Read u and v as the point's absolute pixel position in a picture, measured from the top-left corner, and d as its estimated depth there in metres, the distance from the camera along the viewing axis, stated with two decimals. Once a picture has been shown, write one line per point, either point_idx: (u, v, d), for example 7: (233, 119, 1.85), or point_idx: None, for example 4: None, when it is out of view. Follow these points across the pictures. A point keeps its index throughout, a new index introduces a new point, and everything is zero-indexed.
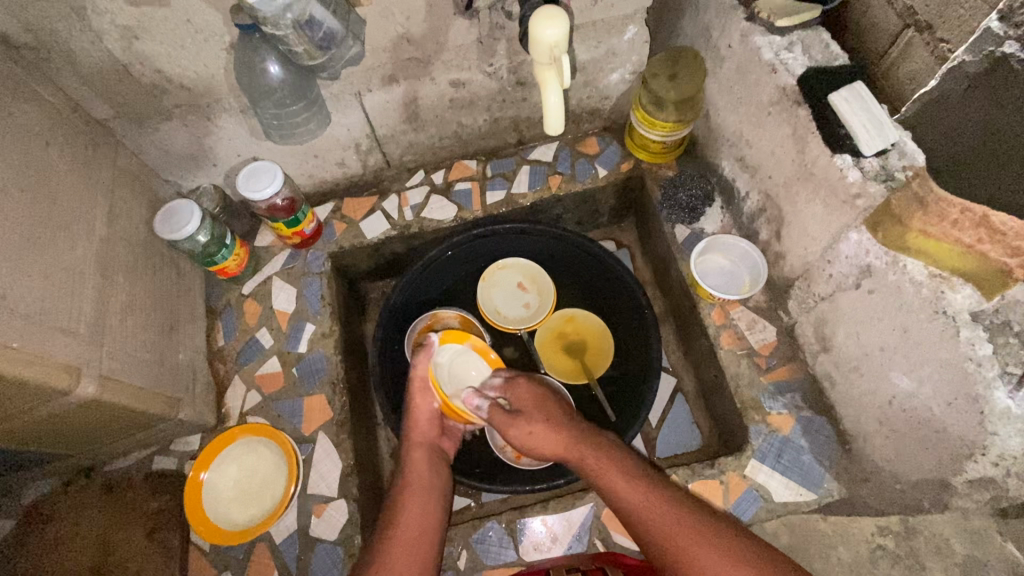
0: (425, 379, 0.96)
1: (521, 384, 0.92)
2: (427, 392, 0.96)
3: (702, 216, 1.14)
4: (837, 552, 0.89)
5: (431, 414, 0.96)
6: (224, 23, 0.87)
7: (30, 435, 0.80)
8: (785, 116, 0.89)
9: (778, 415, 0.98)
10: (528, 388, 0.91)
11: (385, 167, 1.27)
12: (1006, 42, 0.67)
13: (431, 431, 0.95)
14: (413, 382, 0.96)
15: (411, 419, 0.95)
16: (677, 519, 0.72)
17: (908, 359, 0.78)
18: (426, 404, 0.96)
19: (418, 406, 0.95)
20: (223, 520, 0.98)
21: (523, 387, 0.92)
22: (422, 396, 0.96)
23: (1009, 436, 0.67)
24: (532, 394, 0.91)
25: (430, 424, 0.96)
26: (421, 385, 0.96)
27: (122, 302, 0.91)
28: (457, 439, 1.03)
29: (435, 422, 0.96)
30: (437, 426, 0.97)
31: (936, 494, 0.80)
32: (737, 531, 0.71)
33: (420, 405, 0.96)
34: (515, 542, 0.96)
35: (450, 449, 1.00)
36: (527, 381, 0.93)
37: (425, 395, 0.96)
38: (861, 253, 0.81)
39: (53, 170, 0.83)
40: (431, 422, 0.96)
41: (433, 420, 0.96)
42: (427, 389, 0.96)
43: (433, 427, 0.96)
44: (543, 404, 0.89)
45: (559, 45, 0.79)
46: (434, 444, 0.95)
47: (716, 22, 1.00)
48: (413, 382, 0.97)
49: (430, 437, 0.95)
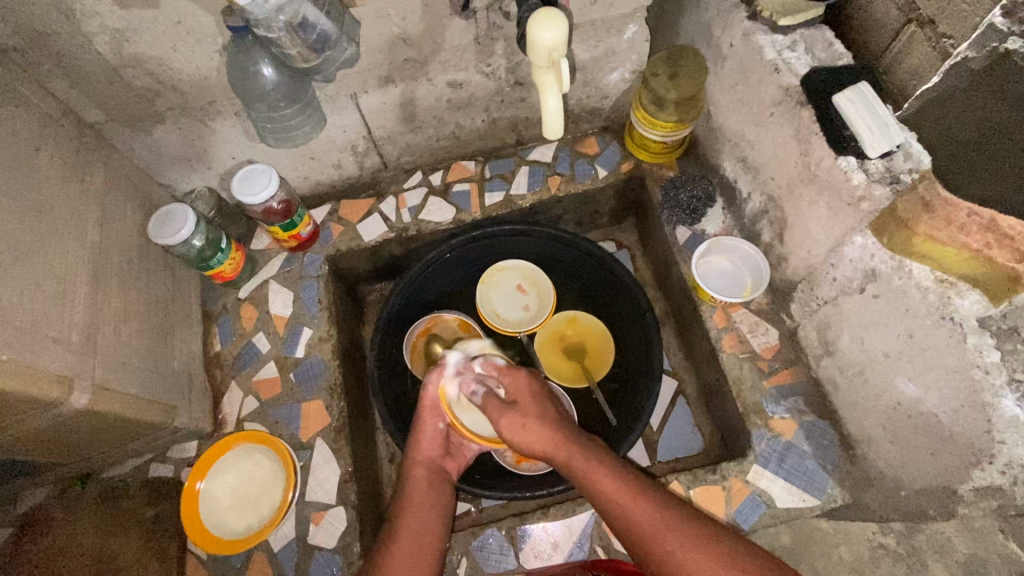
0: (437, 400, 0.95)
1: (517, 378, 0.88)
2: (437, 413, 0.95)
3: (704, 217, 1.13)
4: (838, 551, 0.87)
5: (437, 433, 0.96)
6: (217, 25, 0.86)
7: (21, 445, 0.78)
8: (788, 117, 0.87)
9: (780, 420, 0.97)
10: (525, 382, 0.87)
11: (382, 168, 1.25)
12: (1010, 38, 0.63)
13: (435, 450, 0.94)
14: (422, 403, 0.96)
15: (415, 439, 0.94)
16: (672, 526, 0.70)
17: (914, 365, 0.76)
18: (433, 424, 0.95)
19: (425, 425, 0.95)
20: (222, 530, 0.97)
21: (520, 381, 0.88)
22: (429, 416, 0.95)
23: (1017, 445, 0.66)
24: (530, 389, 0.86)
25: (434, 442, 0.95)
26: (431, 406, 0.95)
27: (116, 309, 0.90)
28: (464, 461, 1.00)
29: (439, 442, 0.95)
30: (441, 446, 0.96)
31: (942, 502, 0.79)
32: (725, 534, 0.69)
33: (426, 425, 0.95)
34: (516, 549, 0.95)
35: (455, 470, 0.98)
36: (526, 374, 0.89)
37: (434, 415, 0.95)
38: (865, 257, 0.80)
39: (44, 176, 0.82)
40: (435, 440, 0.95)
41: (438, 438, 0.95)
42: (436, 410, 0.95)
43: (437, 447, 0.95)
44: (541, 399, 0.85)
45: (557, 48, 0.78)
46: (437, 463, 0.94)
47: (718, 20, 0.98)
48: (423, 403, 0.96)
49: (433, 457, 0.93)
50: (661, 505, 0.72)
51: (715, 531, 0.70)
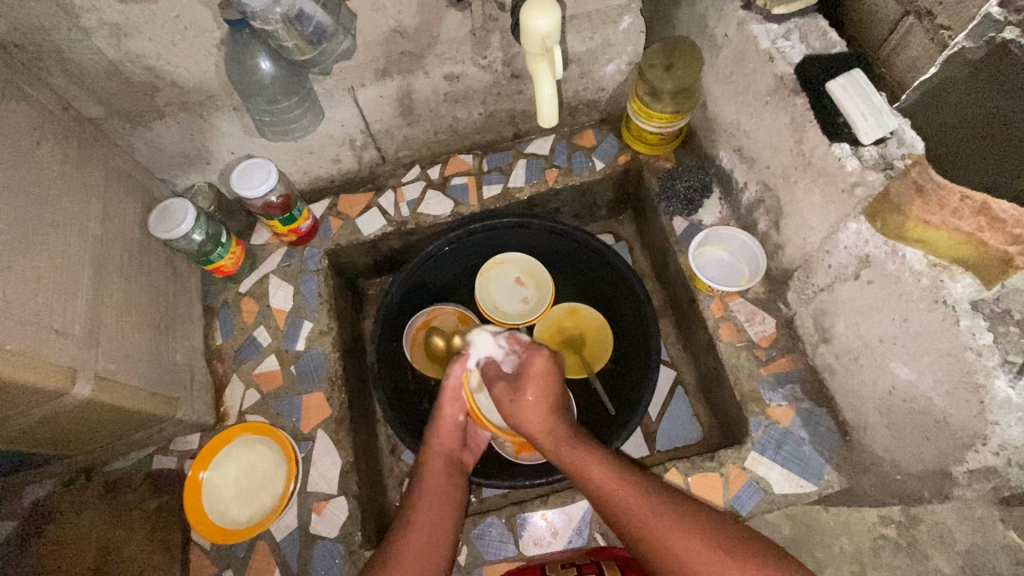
0: (457, 390, 0.93)
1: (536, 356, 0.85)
2: (456, 403, 0.93)
3: (701, 207, 1.13)
4: (840, 543, 0.91)
5: (455, 425, 0.94)
6: (214, 19, 0.86)
7: (26, 437, 0.79)
8: (782, 106, 0.88)
9: (778, 407, 0.98)
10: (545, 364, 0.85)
11: (380, 163, 1.26)
12: (1006, 28, 0.67)
13: (454, 442, 0.93)
14: (445, 391, 0.93)
15: (435, 426, 0.93)
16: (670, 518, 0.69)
17: (908, 350, 0.77)
18: (452, 415, 0.93)
19: (444, 416, 0.93)
20: (223, 519, 0.98)
21: (538, 361, 0.85)
22: (450, 405, 0.93)
23: (1010, 425, 0.66)
24: (546, 371, 0.84)
25: (454, 434, 0.93)
26: (452, 393, 0.93)
27: (118, 302, 0.91)
28: (479, 448, 1.01)
29: (458, 434, 0.94)
30: (461, 436, 0.95)
31: (937, 485, 0.80)
32: (728, 527, 0.68)
33: (445, 415, 0.93)
34: (516, 537, 0.96)
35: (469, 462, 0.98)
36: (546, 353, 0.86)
37: (454, 405, 0.93)
38: (860, 243, 0.80)
39: (45, 169, 0.83)
40: (455, 432, 0.93)
41: (457, 431, 0.94)
42: (458, 399, 0.93)
43: (456, 439, 0.94)
44: (553, 384, 0.84)
45: (550, 35, 0.79)
46: (455, 455, 0.93)
47: (712, 11, 0.99)
48: (444, 390, 0.94)
49: (452, 449, 0.93)
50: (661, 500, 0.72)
51: (716, 518, 0.70)
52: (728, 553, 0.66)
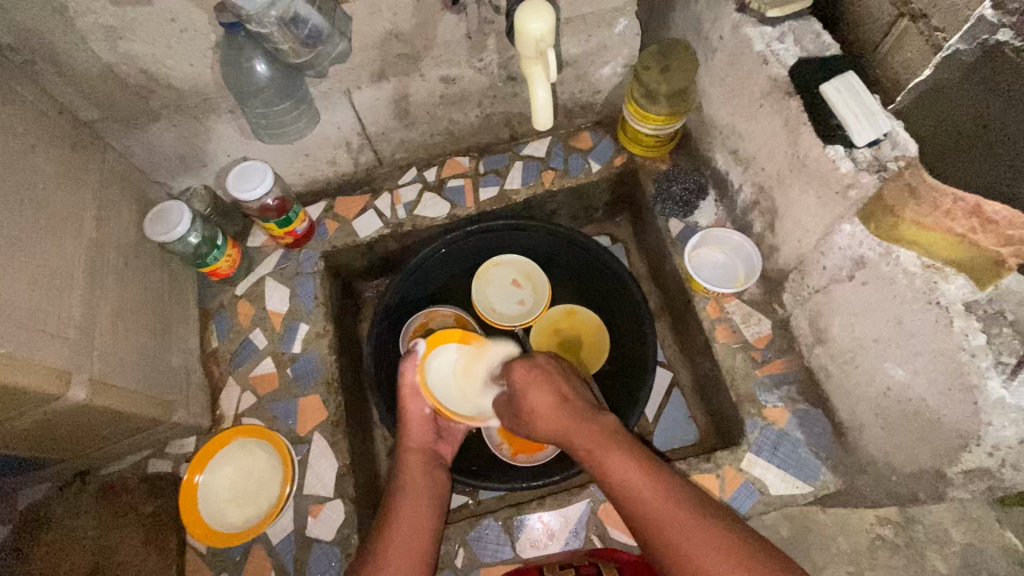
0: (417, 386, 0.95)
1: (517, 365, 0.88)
2: (419, 398, 0.95)
3: (697, 209, 1.14)
4: (837, 542, 0.93)
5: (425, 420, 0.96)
6: (209, 22, 0.86)
7: (19, 442, 0.79)
8: (776, 108, 0.88)
9: (773, 408, 0.98)
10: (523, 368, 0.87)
11: (376, 165, 1.26)
12: (1000, 30, 0.64)
13: (427, 436, 0.95)
14: (404, 390, 0.95)
15: (403, 425, 0.95)
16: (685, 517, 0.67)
17: (902, 351, 0.77)
18: (418, 410, 0.95)
19: (411, 412, 0.94)
20: (219, 522, 0.97)
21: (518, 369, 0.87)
22: (413, 402, 0.95)
23: (1003, 426, 0.67)
24: (526, 376, 0.86)
25: (424, 428, 0.95)
26: (412, 392, 0.95)
27: (113, 305, 0.91)
28: (456, 441, 1.02)
29: (429, 427, 0.96)
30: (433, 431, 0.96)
31: (932, 485, 0.80)
32: (741, 527, 0.67)
33: (412, 411, 0.95)
34: (513, 539, 0.96)
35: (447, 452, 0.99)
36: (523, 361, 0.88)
37: (417, 401, 0.95)
38: (854, 244, 0.81)
39: (39, 172, 0.83)
40: (426, 426, 0.95)
41: (427, 424, 0.95)
42: (419, 395, 0.95)
43: (428, 433, 0.95)
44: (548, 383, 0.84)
45: (544, 38, 0.79)
46: (430, 448, 0.94)
47: (707, 13, 0.99)
48: (404, 391, 0.95)
49: (426, 443, 0.94)
50: (675, 499, 0.70)
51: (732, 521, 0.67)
52: (739, 552, 0.64)
